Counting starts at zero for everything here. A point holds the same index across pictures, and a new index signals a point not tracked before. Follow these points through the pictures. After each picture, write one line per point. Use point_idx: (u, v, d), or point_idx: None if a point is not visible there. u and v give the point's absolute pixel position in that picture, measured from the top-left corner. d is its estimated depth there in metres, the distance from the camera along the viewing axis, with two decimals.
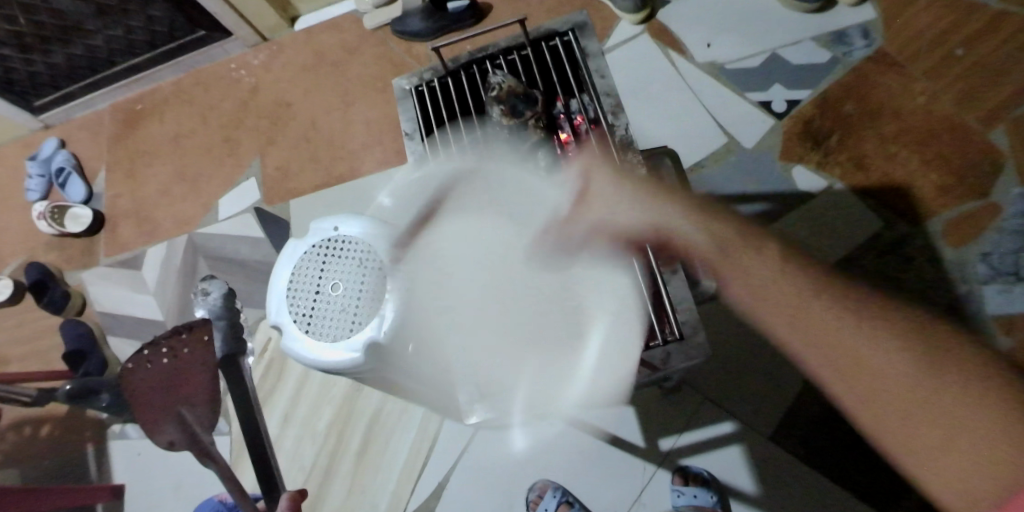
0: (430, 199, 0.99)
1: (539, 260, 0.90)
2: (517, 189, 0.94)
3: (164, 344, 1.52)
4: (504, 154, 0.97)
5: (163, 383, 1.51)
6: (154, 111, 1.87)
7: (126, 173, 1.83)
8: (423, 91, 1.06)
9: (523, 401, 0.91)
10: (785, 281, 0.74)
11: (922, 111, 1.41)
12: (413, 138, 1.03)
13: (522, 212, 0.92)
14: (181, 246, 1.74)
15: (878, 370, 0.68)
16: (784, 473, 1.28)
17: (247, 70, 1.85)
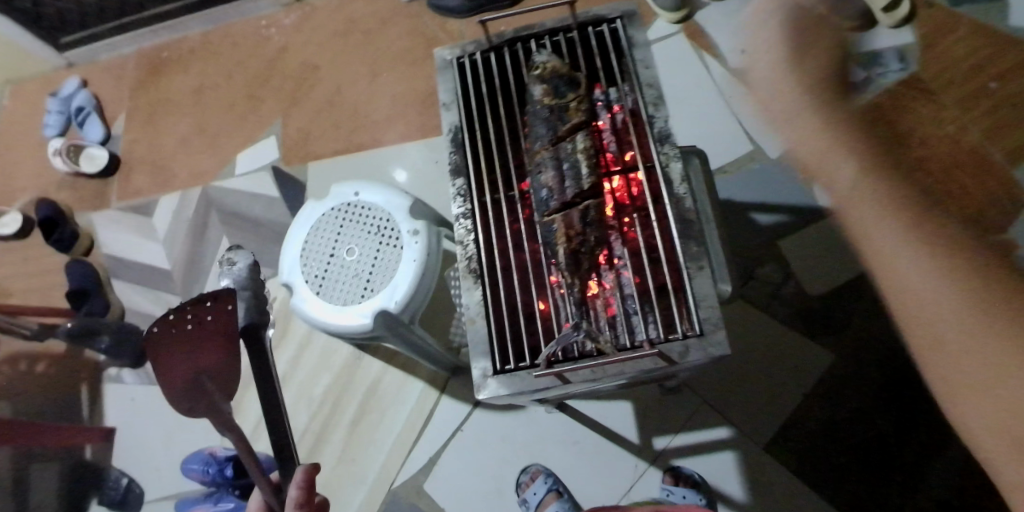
0: (462, 172, 0.96)
1: (568, 243, 0.86)
2: (551, 171, 0.90)
3: (188, 310, 1.07)
4: (542, 134, 0.92)
5: (180, 354, 1.05)
6: (180, 60, 1.86)
7: (145, 118, 1.82)
8: (465, 63, 1.01)
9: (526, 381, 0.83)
10: (882, 231, 0.69)
11: (949, 141, 1.41)
12: (450, 111, 0.99)
13: (553, 193, 0.88)
14: (194, 198, 1.74)
15: (937, 336, 0.66)
16: (775, 484, 1.29)
17: (277, 29, 1.84)
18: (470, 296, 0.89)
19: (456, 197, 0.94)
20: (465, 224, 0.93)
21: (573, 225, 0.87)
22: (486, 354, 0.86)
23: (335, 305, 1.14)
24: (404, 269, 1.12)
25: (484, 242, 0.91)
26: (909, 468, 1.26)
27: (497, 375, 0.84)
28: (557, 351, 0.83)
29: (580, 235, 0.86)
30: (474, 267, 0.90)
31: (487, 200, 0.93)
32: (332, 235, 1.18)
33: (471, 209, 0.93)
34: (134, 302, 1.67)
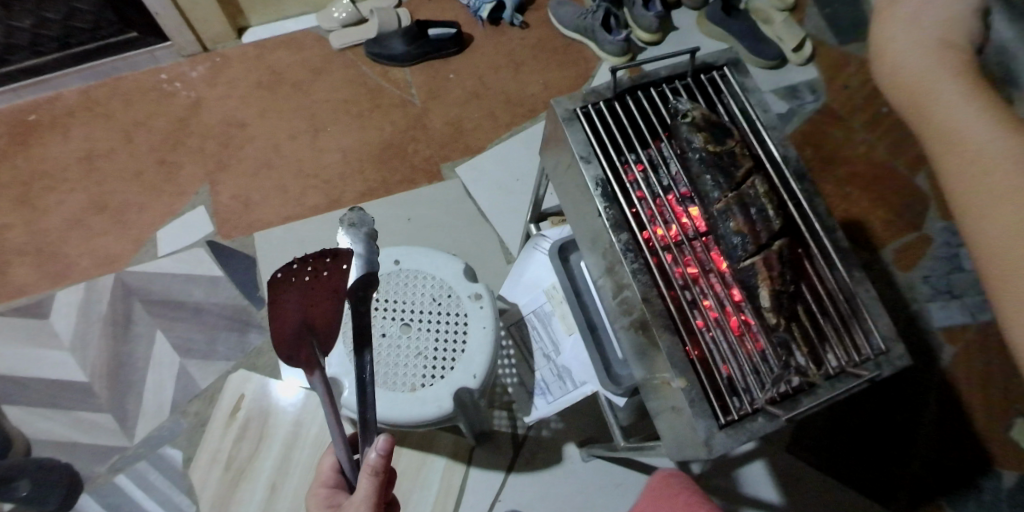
0: (622, 224, 0.83)
1: (769, 285, 0.79)
2: (739, 216, 0.82)
3: (311, 260, 0.84)
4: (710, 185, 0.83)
5: (296, 304, 0.84)
6: (56, 124, 1.53)
7: (19, 198, 1.47)
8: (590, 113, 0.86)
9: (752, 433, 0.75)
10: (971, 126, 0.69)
11: (863, 158, 1.67)
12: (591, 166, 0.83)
13: (745, 239, 0.81)
14: (105, 289, 1.41)
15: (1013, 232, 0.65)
16: (803, 483, 1.39)
17: (183, 83, 1.60)
18: (670, 352, 0.78)
19: (627, 253, 0.82)
20: (642, 279, 0.81)
21: (772, 267, 0.79)
22: (705, 412, 0.75)
23: (399, 391, 1.00)
24: (474, 337, 1.03)
25: (665, 294, 0.81)
26: (898, 437, 1.44)
27: (725, 427, 0.75)
28: (774, 393, 0.77)
29: (781, 277, 0.79)
30: (667, 321, 0.79)
31: (658, 250, 0.83)
32: (378, 312, 1.04)
33: (646, 264, 0.81)
34: (43, 430, 1.32)
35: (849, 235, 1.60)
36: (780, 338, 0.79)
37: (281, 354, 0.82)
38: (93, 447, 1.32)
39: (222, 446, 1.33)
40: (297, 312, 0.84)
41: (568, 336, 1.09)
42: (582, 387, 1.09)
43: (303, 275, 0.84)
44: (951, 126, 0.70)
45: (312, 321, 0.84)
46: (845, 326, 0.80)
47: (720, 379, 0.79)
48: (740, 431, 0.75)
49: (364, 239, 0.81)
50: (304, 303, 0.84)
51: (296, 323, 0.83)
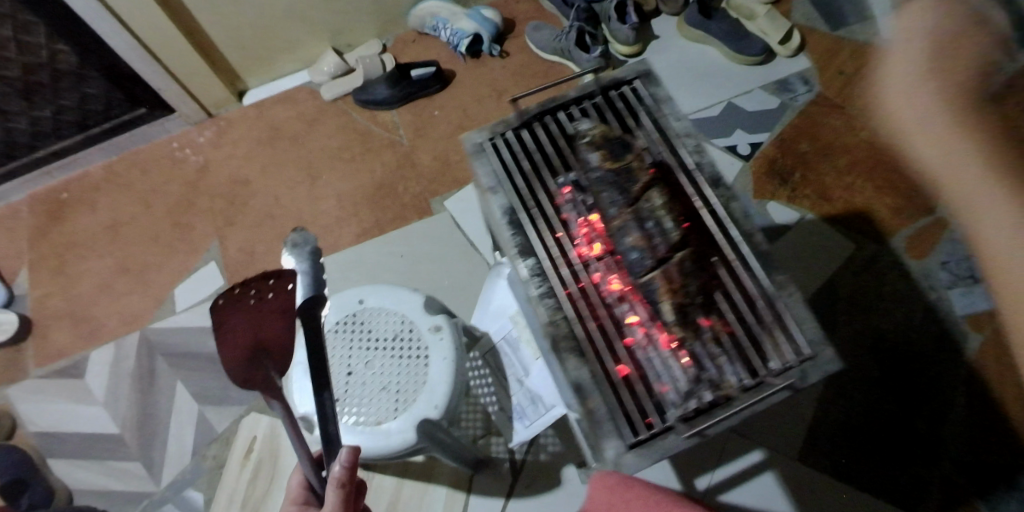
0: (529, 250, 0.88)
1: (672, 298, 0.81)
2: (636, 230, 0.84)
3: None
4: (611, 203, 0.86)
5: (244, 324, 1.12)
6: (83, 198, 1.68)
7: (54, 269, 1.62)
8: (498, 144, 0.94)
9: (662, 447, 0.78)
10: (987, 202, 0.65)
11: (866, 145, 1.59)
12: (498, 195, 0.91)
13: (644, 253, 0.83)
14: (132, 346, 1.54)
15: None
16: (819, 491, 1.32)
17: (192, 148, 1.72)
18: (578, 374, 0.81)
19: (533, 278, 0.87)
20: (549, 301, 0.85)
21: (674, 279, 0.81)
22: (613, 430, 0.79)
23: (365, 426, 1.04)
24: (434, 369, 1.06)
25: (573, 314, 0.84)
26: (924, 438, 1.35)
27: (633, 449, 0.78)
28: (687, 408, 0.79)
29: (683, 288, 0.81)
30: (575, 344, 0.83)
31: (566, 272, 0.87)
32: (345, 350, 1.09)
33: (552, 286, 0.86)
34: (82, 480, 1.44)
35: (856, 225, 1.53)
36: (700, 348, 0.82)
37: (238, 377, 1.06)
38: (127, 493, 1.42)
39: (238, 485, 1.40)
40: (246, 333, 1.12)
41: (535, 362, 1.12)
42: (552, 411, 1.09)
43: None
44: (983, 230, 0.65)
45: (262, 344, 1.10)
46: (766, 334, 0.82)
47: (636, 397, 0.81)
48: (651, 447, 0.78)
49: (308, 257, 0.99)
50: None
51: (250, 344, 1.09)
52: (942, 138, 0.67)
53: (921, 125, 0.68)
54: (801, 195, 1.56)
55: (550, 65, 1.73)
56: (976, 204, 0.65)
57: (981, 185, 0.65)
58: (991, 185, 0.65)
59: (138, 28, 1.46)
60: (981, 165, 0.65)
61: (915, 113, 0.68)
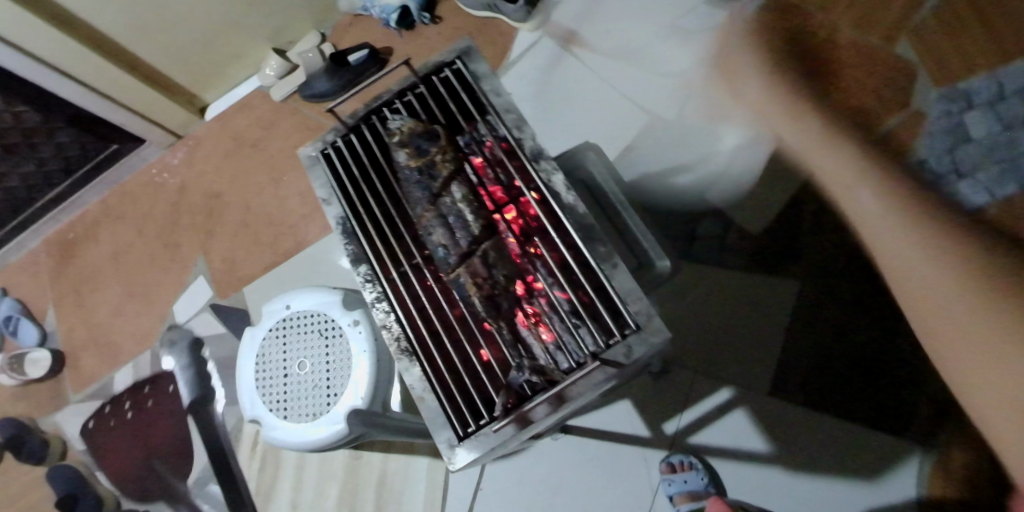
0: (362, 258, 0.82)
1: (479, 292, 0.75)
2: (440, 229, 0.78)
3: None
4: (419, 198, 0.79)
5: (138, 438, 1.64)
6: (87, 235, 1.84)
7: (74, 303, 1.80)
8: (331, 154, 0.86)
9: (493, 438, 0.71)
10: (917, 271, 0.93)
11: (825, 43, 1.45)
12: (332, 205, 0.84)
13: (449, 248, 0.77)
14: (146, 363, 1.69)
15: (988, 367, 0.85)
16: (791, 422, 1.28)
17: (169, 171, 1.83)
18: (410, 376, 0.77)
19: (364, 285, 0.81)
20: (382, 307, 0.80)
21: (478, 272, 0.76)
22: (444, 423, 0.74)
23: (305, 422, 1.12)
24: (357, 361, 1.12)
25: (406, 316, 0.79)
26: (907, 358, 1.27)
27: (464, 441, 0.72)
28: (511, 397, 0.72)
29: (489, 280, 0.76)
30: (406, 346, 0.78)
31: (396, 276, 0.80)
32: (278, 355, 1.16)
33: (384, 291, 0.80)
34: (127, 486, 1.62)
35: None
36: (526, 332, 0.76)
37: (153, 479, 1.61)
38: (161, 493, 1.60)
39: (250, 475, 1.55)
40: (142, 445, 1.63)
41: None
42: None
43: None
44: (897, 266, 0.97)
45: (156, 446, 1.62)
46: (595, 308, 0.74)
47: (465, 393, 0.74)
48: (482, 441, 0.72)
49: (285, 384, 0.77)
50: None
51: None
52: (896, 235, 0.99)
53: (892, 238, 0.99)
54: None
55: (483, 22, 1.67)
56: (922, 284, 0.92)
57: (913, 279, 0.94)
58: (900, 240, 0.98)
59: (85, 77, 1.55)
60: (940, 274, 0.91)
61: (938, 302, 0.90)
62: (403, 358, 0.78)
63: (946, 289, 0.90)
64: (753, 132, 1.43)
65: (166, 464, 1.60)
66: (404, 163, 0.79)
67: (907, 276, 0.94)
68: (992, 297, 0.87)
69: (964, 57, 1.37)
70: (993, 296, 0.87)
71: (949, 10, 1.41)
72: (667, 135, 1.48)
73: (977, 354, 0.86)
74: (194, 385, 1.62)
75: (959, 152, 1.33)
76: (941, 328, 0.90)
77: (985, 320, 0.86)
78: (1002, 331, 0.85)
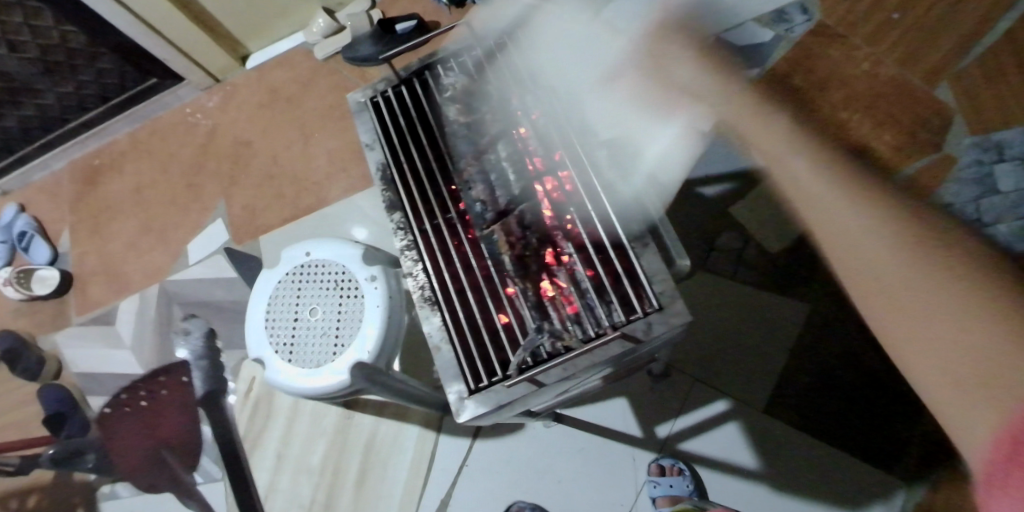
0: (397, 205, 0.83)
1: (511, 251, 0.78)
2: None
3: None
4: (464, 153, 0.84)
5: (142, 429, 1.59)
6: (113, 164, 1.86)
7: (90, 229, 1.81)
8: (380, 103, 0.89)
9: (502, 394, 0.72)
10: (869, 235, 0.69)
11: (867, 77, 1.46)
12: (374, 151, 0.87)
13: (487, 206, 0.81)
14: (153, 297, 1.71)
15: (920, 316, 0.66)
16: (783, 443, 1.29)
17: (202, 114, 1.84)
18: (430, 324, 0.78)
19: (396, 233, 0.82)
20: (410, 257, 0.81)
21: (512, 232, 0.79)
22: (456, 376, 0.74)
23: (309, 368, 1.13)
24: (369, 316, 1.12)
25: (433, 268, 0.80)
26: (902, 389, 1.28)
27: (474, 395, 0.73)
28: (526, 356, 0.73)
29: (521, 241, 0.79)
30: (429, 294, 0.78)
31: (427, 228, 0.81)
32: (292, 300, 1.17)
33: (414, 241, 0.81)
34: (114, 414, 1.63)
35: None
36: (545, 302, 0.77)
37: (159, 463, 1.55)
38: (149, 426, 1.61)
39: (240, 422, 1.56)
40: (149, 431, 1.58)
41: None
42: None
43: None
44: (812, 201, 0.72)
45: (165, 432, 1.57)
46: (616, 287, 0.76)
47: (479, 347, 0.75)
48: (491, 397, 0.73)
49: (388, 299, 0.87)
50: None
51: None
52: (854, 204, 0.70)
53: (861, 222, 0.70)
54: None
55: None
56: (801, 184, 0.73)
57: (793, 159, 0.73)
58: (793, 143, 0.74)
59: (132, 5, 1.55)
60: (868, 221, 0.69)
61: (785, 158, 0.73)
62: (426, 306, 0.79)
63: (947, 300, 0.65)
64: None
65: (175, 455, 1.56)
66: (453, 120, 0.84)
67: (843, 252, 0.70)
68: (993, 296, 0.64)
69: (1002, 111, 1.39)
70: (948, 266, 0.66)
71: (995, 61, 1.42)
72: (699, 146, 1.49)
73: (930, 352, 0.65)
74: (209, 377, 1.60)
75: (985, 201, 1.34)
76: (904, 299, 0.67)
77: (939, 298, 0.65)
78: (998, 329, 0.62)
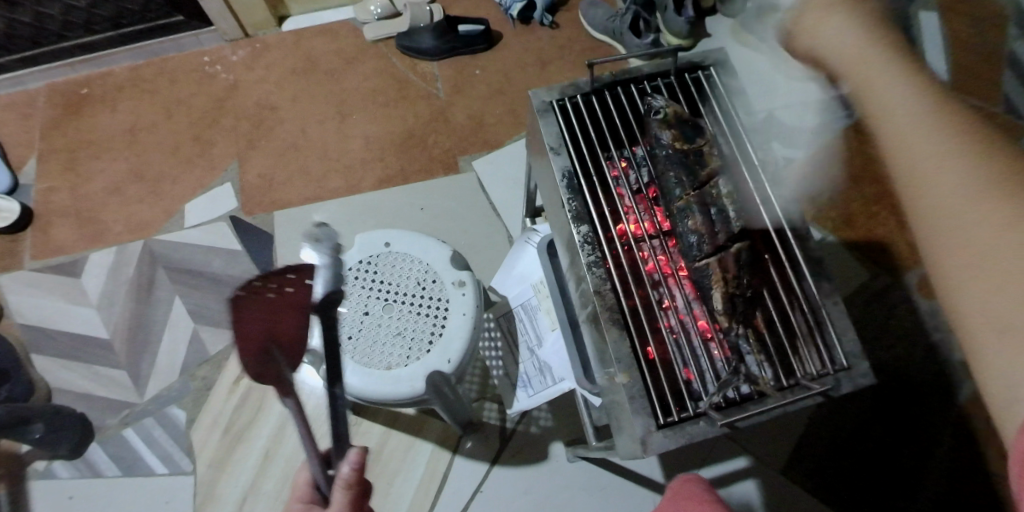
0: (584, 217, 0.83)
1: (723, 287, 0.79)
2: (698, 216, 0.82)
3: (272, 277, 0.88)
4: (674, 182, 0.84)
5: None
6: (104, 97, 1.64)
7: (65, 163, 1.57)
8: (567, 106, 0.88)
9: (697, 433, 0.74)
10: (959, 184, 0.63)
11: None
12: (560, 156, 0.85)
13: (703, 238, 0.81)
14: (134, 254, 1.50)
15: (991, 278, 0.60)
16: (796, 505, 1.34)
17: (223, 66, 1.68)
18: (617, 348, 0.78)
19: (584, 245, 0.82)
20: (597, 273, 0.81)
21: (728, 269, 0.79)
22: (644, 409, 0.75)
23: (378, 369, 1.03)
24: (454, 322, 1.06)
25: (621, 289, 0.81)
26: (907, 472, 1.36)
27: (663, 429, 0.74)
28: (721, 398, 0.76)
29: (736, 279, 0.79)
30: (618, 316, 0.79)
31: (617, 247, 0.83)
32: (366, 290, 1.08)
33: (604, 258, 0.82)
34: (63, 380, 1.41)
35: (874, 255, 1.52)
36: (739, 345, 0.79)
37: (249, 369, 0.83)
38: (107, 400, 1.40)
39: (223, 411, 1.39)
40: (266, 321, 0.86)
41: (551, 332, 1.10)
42: (559, 383, 1.07)
43: (265, 292, 0.87)
44: (896, 136, 0.67)
45: (277, 333, 0.86)
46: (810, 339, 0.78)
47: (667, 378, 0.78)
48: (680, 433, 0.74)
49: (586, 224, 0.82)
50: (269, 320, 0.86)
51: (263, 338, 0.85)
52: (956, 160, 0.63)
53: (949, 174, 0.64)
54: (825, 216, 1.56)
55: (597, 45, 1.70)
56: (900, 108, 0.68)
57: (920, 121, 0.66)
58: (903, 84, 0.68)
59: None
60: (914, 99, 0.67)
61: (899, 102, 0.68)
62: (612, 327, 0.79)
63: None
64: (818, 233, 1.55)
65: None
66: (666, 143, 0.84)
67: (931, 203, 0.64)
68: None
69: None
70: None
71: None
72: None
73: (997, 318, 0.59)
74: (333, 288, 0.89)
75: None
76: (961, 227, 0.62)
77: (993, 234, 0.60)
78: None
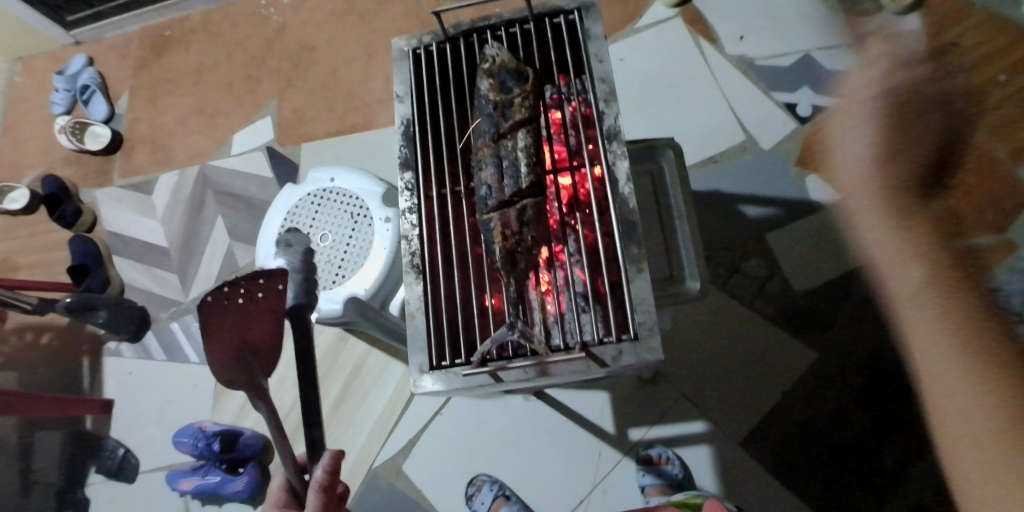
0: (410, 165, 0.86)
1: (503, 242, 0.78)
2: (492, 168, 0.81)
3: (242, 284, 1.05)
4: (484, 131, 0.83)
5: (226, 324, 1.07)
6: (180, 39, 1.89)
7: (147, 97, 1.86)
8: (421, 55, 0.91)
9: (460, 379, 0.77)
10: None
11: None
12: (403, 103, 0.89)
13: (492, 191, 0.80)
14: (192, 177, 1.75)
15: None
16: (750, 482, 1.26)
17: (275, 9, 1.84)
18: (411, 292, 0.82)
19: (403, 191, 0.86)
20: (410, 219, 0.85)
21: (510, 225, 0.78)
22: (422, 348, 0.79)
23: (306, 290, 1.15)
24: (373, 254, 1.14)
25: (429, 234, 0.83)
26: (886, 470, 1.22)
27: (434, 371, 0.78)
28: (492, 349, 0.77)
29: (516, 235, 0.78)
30: (417, 263, 0.82)
31: (436, 195, 0.85)
32: (307, 220, 1.19)
33: (419, 204, 0.85)
34: (133, 279, 1.72)
35: None
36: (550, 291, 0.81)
37: (226, 374, 1.06)
38: (162, 297, 1.69)
39: None
40: (235, 326, 1.07)
41: None
42: None
43: (234, 298, 1.05)
44: None
45: (248, 338, 1.07)
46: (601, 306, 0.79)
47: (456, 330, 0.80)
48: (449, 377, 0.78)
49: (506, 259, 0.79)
50: (241, 326, 1.07)
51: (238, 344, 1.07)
52: None
53: None
54: None
55: None
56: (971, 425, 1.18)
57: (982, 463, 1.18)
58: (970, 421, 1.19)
59: None
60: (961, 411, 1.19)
61: None
62: (410, 272, 0.83)
63: None
64: (839, 194, 1.37)
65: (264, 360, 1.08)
66: (484, 93, 0.83)
67: None
68: None
69: None
70: None
71: None
72: (755, 166, 1.42)
73: None
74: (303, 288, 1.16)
75: None
76: None
77: None
78: None
